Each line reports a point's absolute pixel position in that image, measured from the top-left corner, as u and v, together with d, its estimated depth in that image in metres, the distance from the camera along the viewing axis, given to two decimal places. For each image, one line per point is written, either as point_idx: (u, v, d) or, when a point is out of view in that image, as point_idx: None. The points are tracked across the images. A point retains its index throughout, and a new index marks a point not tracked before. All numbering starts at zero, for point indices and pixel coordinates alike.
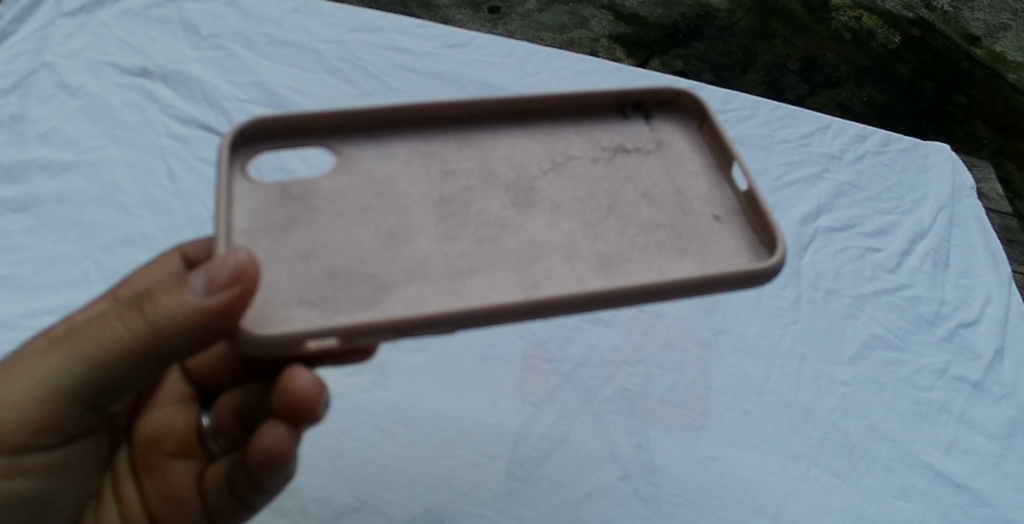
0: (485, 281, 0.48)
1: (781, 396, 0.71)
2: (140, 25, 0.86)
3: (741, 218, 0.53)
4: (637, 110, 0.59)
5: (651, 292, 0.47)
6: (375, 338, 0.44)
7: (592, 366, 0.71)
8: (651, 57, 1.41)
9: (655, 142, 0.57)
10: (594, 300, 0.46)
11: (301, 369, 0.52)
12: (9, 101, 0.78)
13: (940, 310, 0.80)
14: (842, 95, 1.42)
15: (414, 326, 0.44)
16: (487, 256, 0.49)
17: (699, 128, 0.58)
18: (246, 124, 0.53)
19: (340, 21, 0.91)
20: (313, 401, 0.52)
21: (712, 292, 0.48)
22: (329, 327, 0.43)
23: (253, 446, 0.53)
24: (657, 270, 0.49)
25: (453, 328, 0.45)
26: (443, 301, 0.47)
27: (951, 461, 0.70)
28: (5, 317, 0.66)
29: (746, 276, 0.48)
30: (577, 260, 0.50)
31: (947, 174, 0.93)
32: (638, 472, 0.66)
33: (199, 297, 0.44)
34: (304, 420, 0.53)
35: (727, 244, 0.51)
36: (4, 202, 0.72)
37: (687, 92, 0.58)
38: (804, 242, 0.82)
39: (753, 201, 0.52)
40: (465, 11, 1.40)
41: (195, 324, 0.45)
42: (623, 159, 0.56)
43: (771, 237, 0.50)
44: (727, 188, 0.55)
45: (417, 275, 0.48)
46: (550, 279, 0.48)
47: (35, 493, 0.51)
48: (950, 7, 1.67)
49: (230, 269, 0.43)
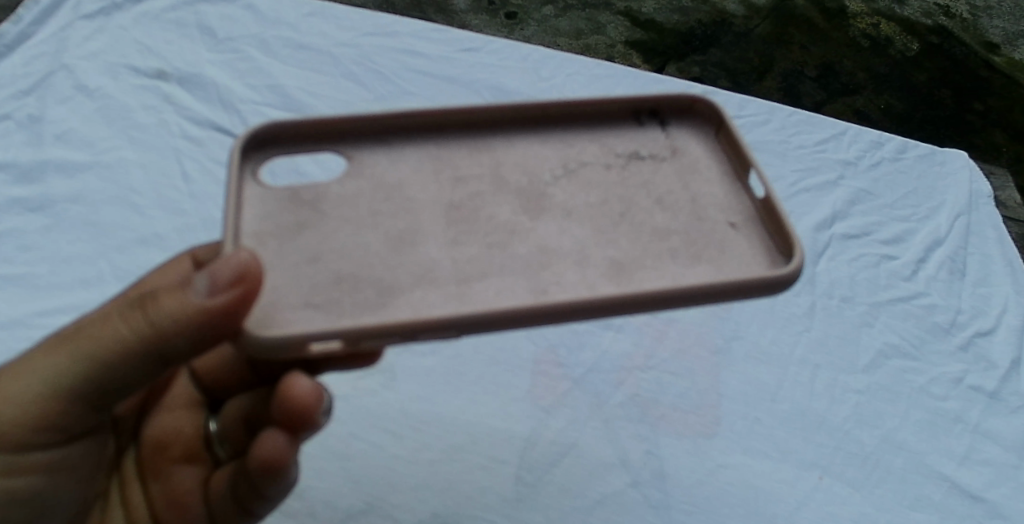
0: (493, 286, 0.48)
1: (793, 404, 0.70)
2: (157, 28, 0.87)
3: (757, 225, 0.52)
4: (653, 117, 0.59)
5: (664, 298, 0.46)
6: (381, 342, 0.44)
7: (604, 372, 0.71)
8: (666, 63, 1.40)
9: (671, 149, 0.57)
10: (601, 306, 0.45)
11: (301, 375, 0.53)
12: (29, 103, 0.79)
13: (956, 319, 0.79)
14: (858, 102, 1.41)
15: (420, 330, 0.44)
16: (496, 261, 0.49)
17: (716, 137, 0.58)
18: (260, 129, 0.53)
19: (355, 25, 0.91)
20: (312, 407, 0.53)
21: (728, 300, 0.47)
22: (334, 329, 0.43)
23: (253, 453, 0.53)
24: (671, 277, 0.49)
25: (461, 333, 0.45)
26: (451, 306, 0.47)
27: (966, 473, 0.69)
28: (19, 316, 0.66)
29: (764, 283, 0.47)
30: (588, 266, 0.49)
31: (964, 182, 0.92)
32: (647, 479, 0.65)
33: (202, 297, 0.44)
34: (304, 427, 0.53)
35: (743, 252, 0.51)
36: (22, 202, 0.73)
37: (704, 99, 0.58)
38: (819, 248, 0.82)
39: (770, 208, 0.52)
40: (481, 17, 1.41)
41: (197, 326, 0.45)
42: (638, 166, 0.56)
43: (788, 244, 0.50)
44: (744, 195, 0.54)
45: (425, 279, 0.48)
46: (559, 284, 0.48)
47: (36, 491, 0.52)
48: (968, 14, 1.66)
49: (233, 269, 0.44)
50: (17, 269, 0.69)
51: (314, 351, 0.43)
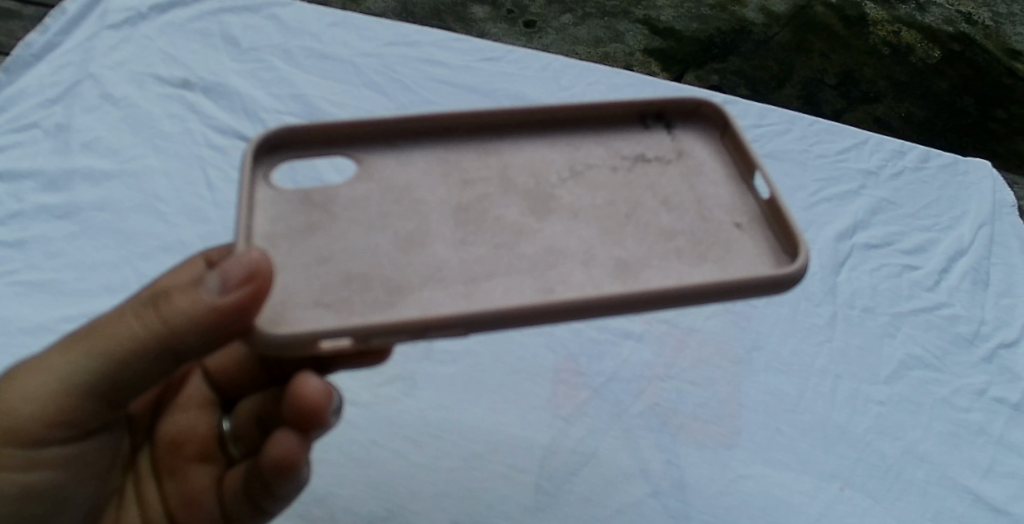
0: (502, 285, 0.48)
1: (814, 415, 0.70)
2: (182, 38, 0.88)
3: (763, 226, 0.52)
4: (659, 120, 0.59)
5: (671, 297, 0.46)
6: (390, 340, 0.44)
7: (624, 381, 0.70)
8: (685, 70, 1.40)
9: (676, 151, 0.57)
10: (611, 306, 0.46)
11: (311, 375, 0.53)
12: (56, 111, 0.81)
13: (979, 329, 0.78)
14: (878, 110, 1.40)
15: (427, 328, 0.44)
16: (503, 262, 0.49)
17: (721, 138, 0.58)
18: (272, 132, 0.54)
19: (378, 35, 0.92)
20: (321, 406, 0.53)
21: (732, 298, 0.47)
22: (343, 326, 0.43)
23: (266, 454, 0.54)
24: (677, 277, 0.49)
25: (468, 331, 0.45)
26: (458, 305, 0.47)
27: (990, 485, 0.68)
28: (45, 321, 0.67)
29: (769, 281, 0.47)
30: (594, 266, 0.50)
31: (988, 191, 0.92)
32: (667, 489, 0.65)
33: (214, 296, 0.45)
34: (315, 426, 0.54)
35: (747, 252, 0.51)
36: (49, 209, 0.74)
37: (709, 102, 0.58)
38: (840, 258, 0.81)
39: (775, 209, 0.51)
40: (500, 25, 1.42)
41: (210, 323, 0.46)
42: (644, 168, 0.56)
43: (793, 243, 0.50)
44: (750, 196, 0.54)
45: (433, 279, 0.48)
46: (565, 284, 0.48)
47: (52, 486, 0.52)
48: (990, 21, 1.64)
49: (245, 268, 0.44)
50: (44, 276, 0.70)
51: (324, 348, 0.44)
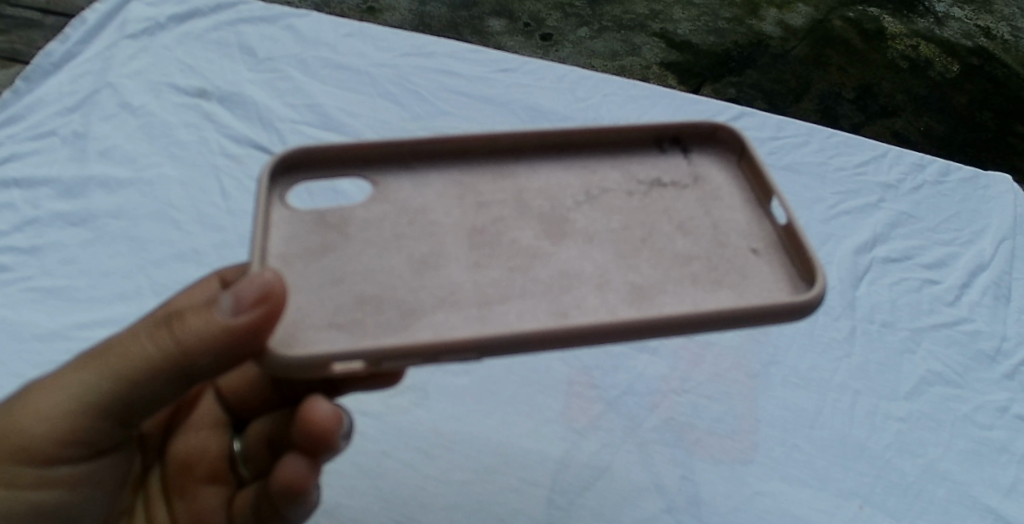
0: (515, 309, 0.48)
1: (833, 431, 0.69)
2: (200, 48, 0.89)
3: (780, 252, 0.51)
4: (675, 144, 0.58)
5: (685, 323, 0.45)
6: (401, 364, 0.44)
7: (639, 395, 0.70)
8: (702, 84, 1.40)
9: (692, 177, 0.56)
10: (623, 329, 0.45)
11: (320, 399, 0.52)
12: (73, 120, 0.82)
13: (1001, 346, 0.77)
14: (897, 124, 1.39)
15: (439, 353, 0.44)
16: (517, 285, 0.49)
17: (738, 163, 0.57)
18: (288, 154, 0.54)
19: (394, 46, 0.92)
20: (331, 431, 0.52)
21: (749, 324, 0.47)
22: (355, 350, 0.43)
23: (275, 478, 0.54)
24: (692, 303, 0.48)
25: (480, 356, 0.44)
26: (470, 329, 0.46)
27: (1014, 505, 0.67)
28: (58, 327, 0.67)
29: (785, 308, 0.46)
30: (608, 290, 0.49)
31: (1009, 205, 0.90)
32: (681, 504, 0.64)
33: (227, 317, 0.45)
34: (325, 450, 0.53)
35: (764, 278, 0.50)
36: (65, 217, 0.74)
37: (726, 127, 0.57)
38: (859, 272, 0.80)
39: (793, 235, 0.51)
40: (517, 38, 1.42)
41: (222, 344, 0.45)
42: (659, 194, 0.55)
43: (810, 270, 0.49)
44: (767, 222, 0.53)
45: (446, 302, 0.48)
46: (579, 308, 0.48)
47: (60, 504, 0.52)
48: (1010, 36, 1.63)
49: (257, 289, 0.44)
50: (58, 282, 0.70)
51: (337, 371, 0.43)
